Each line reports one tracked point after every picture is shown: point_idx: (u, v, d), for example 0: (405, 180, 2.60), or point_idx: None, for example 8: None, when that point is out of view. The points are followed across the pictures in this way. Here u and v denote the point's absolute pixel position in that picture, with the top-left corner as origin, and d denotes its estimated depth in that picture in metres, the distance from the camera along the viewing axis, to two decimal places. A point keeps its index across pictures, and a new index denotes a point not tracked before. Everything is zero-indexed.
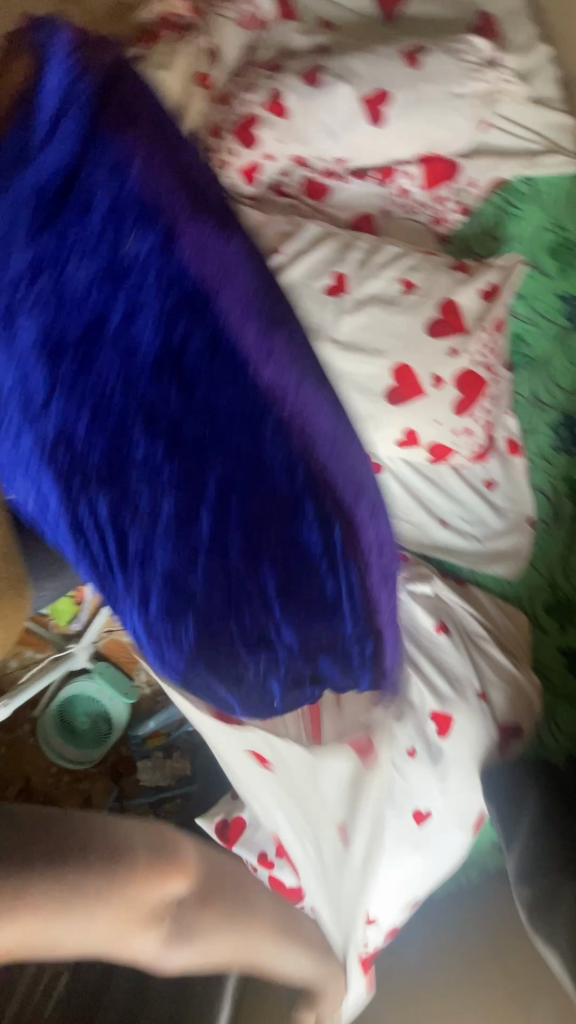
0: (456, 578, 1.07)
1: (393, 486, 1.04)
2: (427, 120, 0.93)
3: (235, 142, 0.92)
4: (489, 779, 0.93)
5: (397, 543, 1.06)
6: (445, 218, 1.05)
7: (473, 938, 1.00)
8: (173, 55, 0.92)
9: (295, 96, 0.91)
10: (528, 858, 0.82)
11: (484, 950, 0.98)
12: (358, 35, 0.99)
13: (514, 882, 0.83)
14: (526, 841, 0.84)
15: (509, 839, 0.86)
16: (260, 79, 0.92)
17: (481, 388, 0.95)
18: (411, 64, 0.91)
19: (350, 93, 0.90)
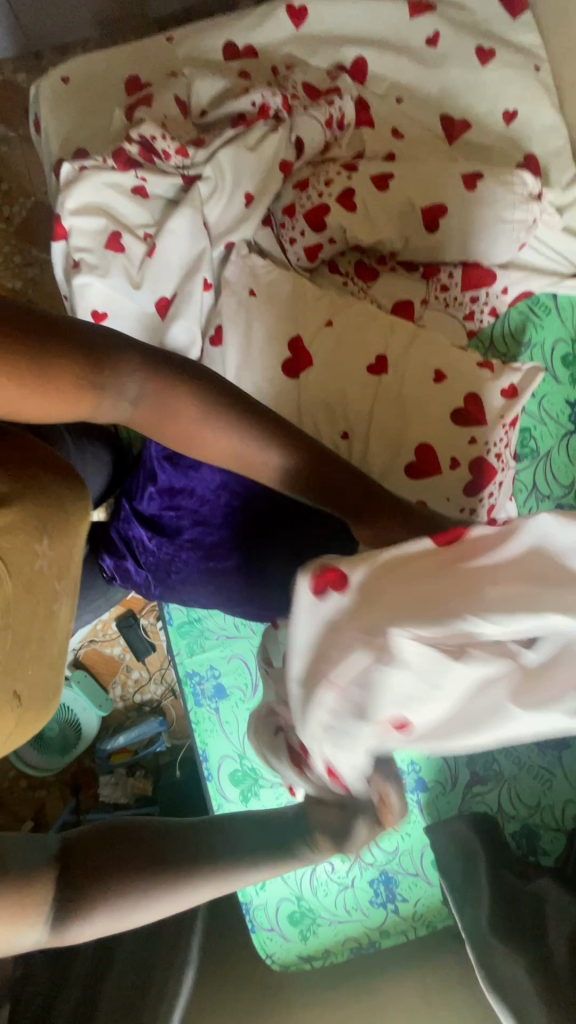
0: None
1: None
2: (475, 235, 1.05)
3: (305, 224, 1.04)
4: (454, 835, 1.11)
5: None
6: (477, 317, 1.16)
7: (411, 992, 1.06)
8: (262, 141, 1.03)
9: (364, 195, 1.02)
10: (497, 908, 0.98)
11: (419, 994, 1.05)
12: (425, 149, 1.12)
13: (486, 929, 0.96)
14: (494, 894, 1.01)
15: (480, 891, 1.03)
16: (336, 175, 1.03)
17: (492, 474, 1.04)
18: (468, 186, 1.03)
19: (413, 201, 1.02)
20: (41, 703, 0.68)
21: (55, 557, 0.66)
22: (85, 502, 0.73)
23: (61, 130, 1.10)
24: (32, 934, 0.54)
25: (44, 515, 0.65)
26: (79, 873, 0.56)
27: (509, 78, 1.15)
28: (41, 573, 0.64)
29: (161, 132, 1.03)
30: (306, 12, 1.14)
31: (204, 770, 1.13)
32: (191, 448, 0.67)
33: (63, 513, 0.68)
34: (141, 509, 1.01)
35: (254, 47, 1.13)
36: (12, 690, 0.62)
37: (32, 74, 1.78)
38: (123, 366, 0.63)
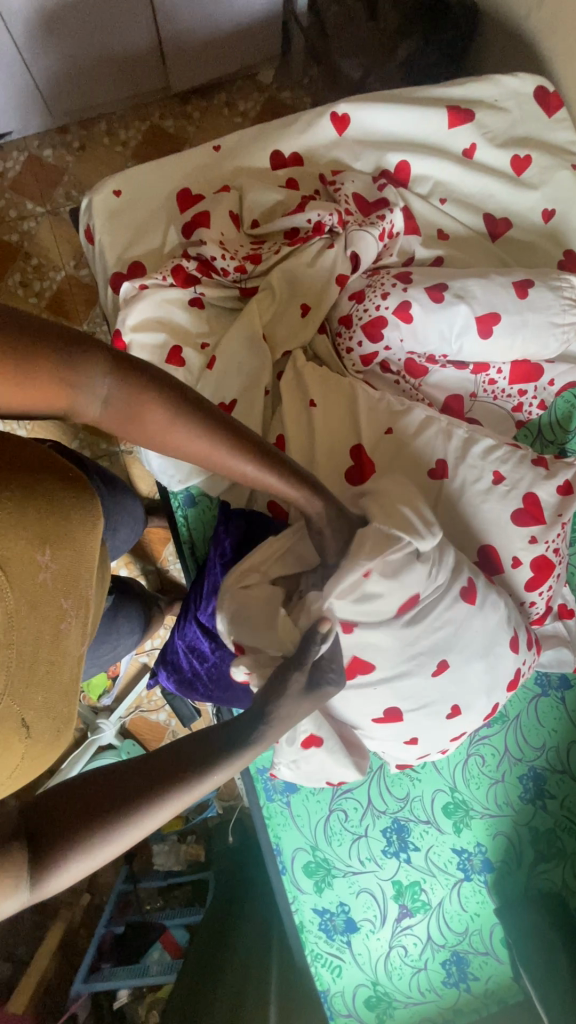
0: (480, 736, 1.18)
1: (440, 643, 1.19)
2: (527, 338, 1.09)
3: (363, 334, 1.07)
4: (529, 920, 1.12)
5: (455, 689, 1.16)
6: (526, 409, 1.19)
7: None
8: (319, 256, 1.06)
9: (421, 307, 1.05)
10: None
11: None
12: (471, 250, 1.16)
13: None
14: None
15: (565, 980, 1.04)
16: (392, 287, 1.06)
17: (549, 568, 1.08)
18: (520, 295, 1.07)
19: (468, 310, 1.05)
20: (48, 733, 0.60)
21: (59, 571, 0.59)
22: (94, 516, 0.64)
23: (116, 243, 1.13)
24: (9, 903, 0.55)
25: (47, 527, 0.58)
26: (49, 840, 0.57)
27: (548, 179, 1.19)
28: (46, 587, 0.57)
29: (221, 252, 1.07)
30: (349, 120, 1.17)
31: (278, 864, 1.19)
32: (153, 436, 0.69)
33: (70, 528, 0.60)
34: (204, 621, 1.08)
35: (300, 155, 1.17)
36: (20, 720, 0.55)
37: (58, 149, 1.80)
38: (94, 362, 0.61)
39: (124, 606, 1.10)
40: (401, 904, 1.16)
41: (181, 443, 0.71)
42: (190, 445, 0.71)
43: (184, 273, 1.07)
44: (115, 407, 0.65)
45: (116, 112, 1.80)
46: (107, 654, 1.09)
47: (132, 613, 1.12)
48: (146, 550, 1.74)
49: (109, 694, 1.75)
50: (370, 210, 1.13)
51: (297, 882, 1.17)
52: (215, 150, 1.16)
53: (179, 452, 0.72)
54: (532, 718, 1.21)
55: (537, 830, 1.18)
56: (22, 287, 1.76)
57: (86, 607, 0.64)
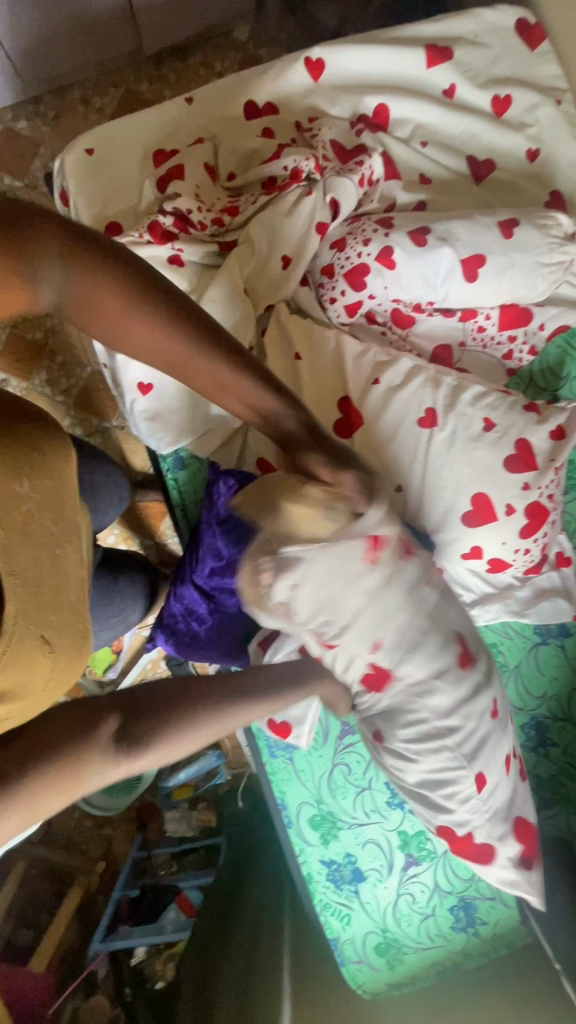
0: None
1: None
2: (514, 281, 1.06)
3: (346, 283, 1.04)
4: None
5: None
6: (516, 356, 1.17)
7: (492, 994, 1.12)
8: (297, 204, 1.04)
9: (403, 252, 1.02)
10: None
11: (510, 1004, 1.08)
12: (454, 194, 1.13)
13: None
14: None
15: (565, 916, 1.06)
16: (373, 233, 1.03)
17: (543, 514, 1.07)
18: (505, 235, 1.04)
19: (452, 253, 1.03)
20: (71, 644, 0.65)
21: (41, 499, 0.61)
22: (67, 445, 0.66)
23: (92, 205, 1.10)
24: (101, 777, 0.62)
25: (22, 458, 0.59)
26: (130, 726, 0.64)
27: (531, 116, 1.16)
28: (30, 515, 0.59)
29: (197, 205, 1.05)
30: (324, 65, 1.14)
31: (284, 818, 1.21)
32: (103, 324, 0.63)
33: (43, 454, 0.62)
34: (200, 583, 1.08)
35: (275, 103, 1.14)
36: (40, 635, 0.61)
37: (33, 120, 1.76)
38: (44, 230, 0.57)
39: (120, 571, 1.07)
40: (407, 854, 1.18)
41: (128, 339, 0.64)
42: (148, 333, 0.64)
43: (161, 229, 1.04)
44: (68, 302, 0.60)
45: (89, 78, 1.76)
46: (115, 617, 1.05)
47: (132, 577, 1.09)
48: (143, 524, 1.74)
49: (113, 668, 1.76)
50: (348, 158, 1.10)
51: (303, 835, 1.19)
52: (187, 104, 1.14)
53: (122, 344, 0.65)
54: (532, 668, 1.21)
55: (540, 777, 1.20)
56: None
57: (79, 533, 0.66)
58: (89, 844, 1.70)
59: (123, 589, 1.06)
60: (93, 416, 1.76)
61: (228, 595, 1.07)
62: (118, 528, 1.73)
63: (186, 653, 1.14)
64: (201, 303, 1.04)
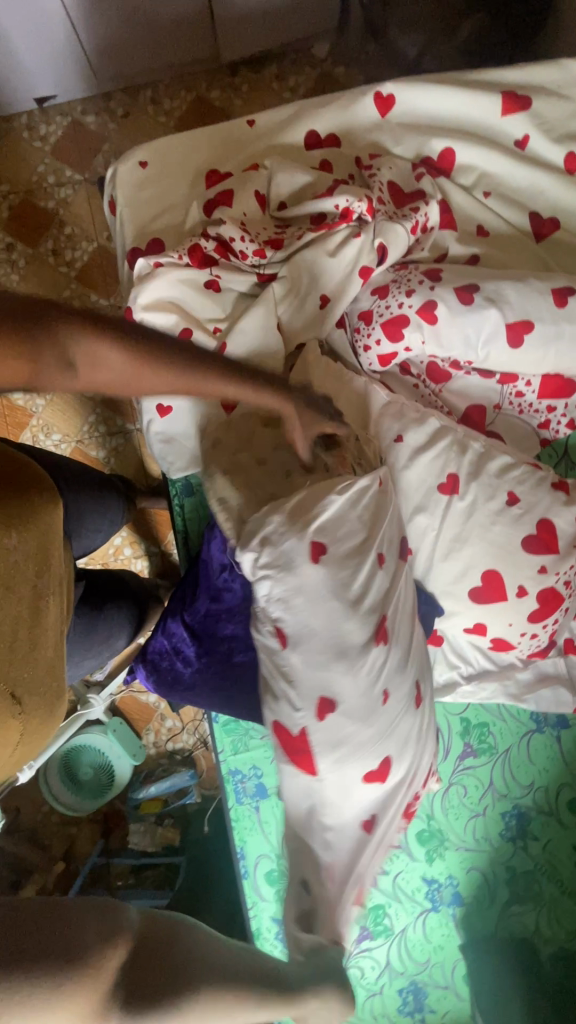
0: (456, 800, 1.14)
1: (441, 662, 1.14)
2: (561, 352, 1.00)
3: (382, 333, 0.99)
4: (489, 967, 1.07)
5: (444, 708, 1.16)
6: (552, 427, 1.11)
7: None
8: (343, 245, 1.00)
9: (447, 308, 0.97)
10: None
11: None
12: (511, 251, 1.08)
13: None
14: None
15: None
16: (418, 285, 0.99)
17: (557, 601, 1.01)
18: (558, 303, 0.99)
19: (498, 316, 0.97)
20: (44, 714, 0.71)
21: (27, 552, 0.66)
22: (58, 505, 0.73)
23: (136, 217, 1.08)
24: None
25: (16, 513, 0.66)
26: (147, 973, 0.55)
27: None
28: (20, 564, 0.65)
29: (240, 234, 1.01)
30: (394, 101, 1.10)
31: (240, 868, 1.14)
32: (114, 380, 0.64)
33: (35, 513, 0.68)
34: (189, 620, 1.07)
35: (337, 136, 1.10)
36: (11, 695, 0.64)
37: (101, 116, 1.77)
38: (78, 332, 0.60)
39: (105, 598, 1.05)
40: (362, 926, 1.13)
41: (119, 382, 0.65)
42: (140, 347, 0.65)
43: (200, 254, 1.02)
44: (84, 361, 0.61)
45: (163, 80, 1.76)
46: (99, 645, 1.03)
47: (116, 605, 1.07)
48: (151, 531, 1.73)
49: (101, 669, 1.76)
50: (403, 202, 1.06)
51: (258, 889, 1.13)
52: (248, 126, 1.11)
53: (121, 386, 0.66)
54: (522, 756, 1.14)
55: (515, 871, 1.13)
56: (53, 255, 1.76)
57: (61, 586, 0.73)
58: (52, 840, 1.72)
59: (106, 619, 1.04)
60: (117, 416, 1.76)
61: (216, 636, 1.06)
62: (126, 531, 1.72)
63: (167, 692, 1.10)
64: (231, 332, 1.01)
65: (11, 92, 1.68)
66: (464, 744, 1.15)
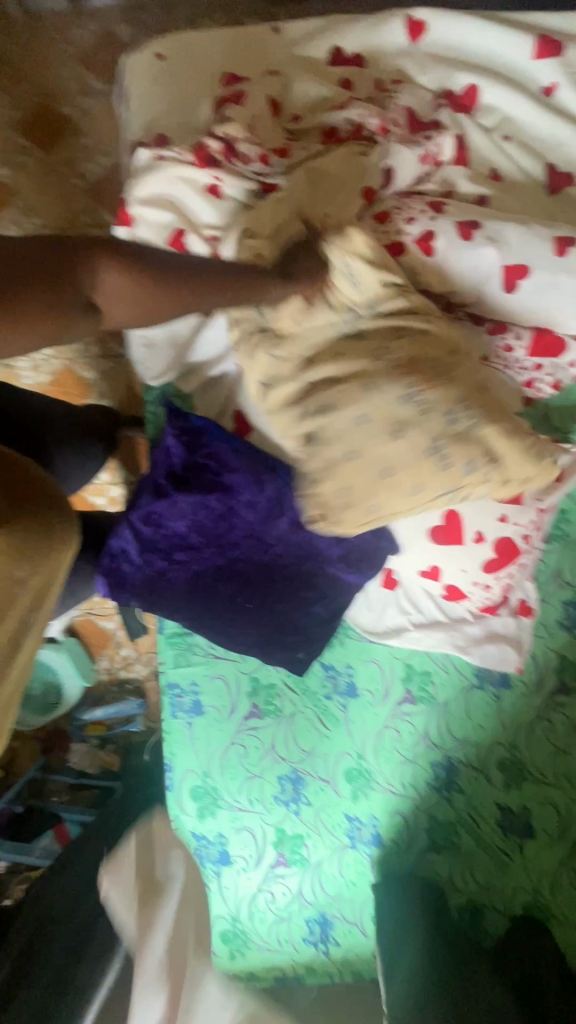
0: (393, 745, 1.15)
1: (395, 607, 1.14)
2: (554, 305, 0.99)
3: (376, 259, 0.96)
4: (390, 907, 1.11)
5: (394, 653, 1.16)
6: (537, 387, 1.09)
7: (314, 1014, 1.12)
8: (350, 162, 0.98)
9: (446, 240, 0.96)
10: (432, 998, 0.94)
11: None
12: (521, 198, 1.05)
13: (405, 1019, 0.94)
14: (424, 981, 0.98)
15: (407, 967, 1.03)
16: (419, 214, 0.97)
17: (513, 553, 1.03)
18: (557, 253, 0.97)
19: (495, 257, 0.96)
20: None
21: (32, 586, 0.75)
22: (69, 542, 0.82)
23: (145, 112, 1.06)
24: None
25: (30, 546, 0.74)
26: None
27: None
28: (15, 597, 0.72)
29: (247, 137, 0.98)
30: (425, 29, 1.07)
31: (167, 780, 1.16)
32: (68, 315, 0.65)
33: (47, 549, 0.77)
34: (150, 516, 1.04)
35: (362, 56, 1.07)
36: None
37: (134, 27, 1.72)
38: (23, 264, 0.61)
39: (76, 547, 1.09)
40: (279, 853, 1.15)
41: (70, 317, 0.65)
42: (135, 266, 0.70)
43: (205, 154, 0.99)
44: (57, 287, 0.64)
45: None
46: (69, 592, 1.09)
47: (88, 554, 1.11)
48: (130, 457, 1.71)
49: None
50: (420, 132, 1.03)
51: (181, 803, 1.15)
52: (272, 32, 1.07)
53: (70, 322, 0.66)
54: (459, 711, 1.15)
55: (436, 822, 1.15)
56: (67, 166, 1.72)
57: (46, 619, 0.80)
58: None
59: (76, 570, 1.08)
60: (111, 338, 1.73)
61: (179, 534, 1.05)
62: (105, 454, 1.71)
63: (118, 597, 1.07)
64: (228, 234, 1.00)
65: None
66: (404, 691, 1.16)
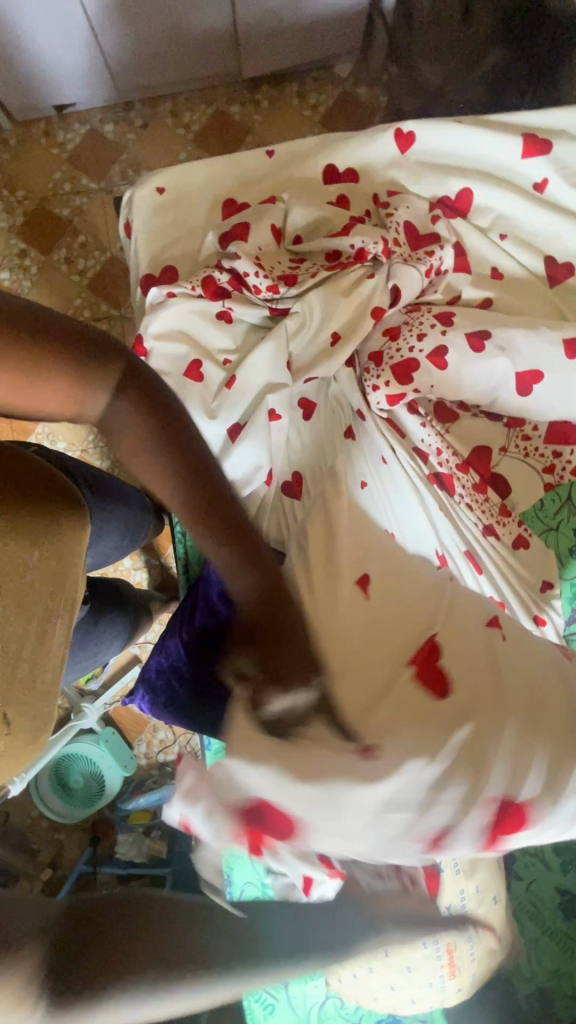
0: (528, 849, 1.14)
1: None
2: (569, 404, 1.00)
3: (392, 375, 0.99)
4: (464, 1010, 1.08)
5: None
6: (557, 472, 1.12)
7: None
8: (357, 285, 1.01)
9: (457, 355, 0.98)
10: None
11: None
12: (524, 295, 1.07)
13: None
14: None
15: None
16: (430, 329, 0.99)
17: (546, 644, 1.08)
18: (569, 355, 0.98)
19: (508, 366, 0.98)
20: (20, 746, 0.66)
21: (46, 572, 0.64)
22: (82, 523, 0.68)
23: (152, 244, 1.08)
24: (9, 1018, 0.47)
25: (39, 530, 0.62)
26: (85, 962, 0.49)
27: None
28: (34, 588, 0.63)
29: (255, 268, 1.01)
30: (414, 138, 1.09)
31: None
32: (154, 476, 0.66)
33: (61, 534, 0.65)
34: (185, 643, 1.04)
35: (356, 170, 1.10)
36: (1, 718, 0.62)
37: (120, 125, 1.77)
38: (111, 378, 0.60)
39: (103, 613, 1.05)
40: None
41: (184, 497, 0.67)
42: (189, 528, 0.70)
43: (214, 286, 1.03)
44: (133, 443, 0.64)
45: (184, 92, 1.75)
46: (87, 660, 1.04)
47: (113, 622, 1.07)
48: (151, 544, 1.73)
49: (97, 678, 1.77)
50: (419, 245, 1.06)
51: None
52: (266, 155, 1.10)
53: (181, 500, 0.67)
54: None
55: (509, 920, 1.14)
56: (66, 263, 1.76)
57: (72, 608, 0.70)
58: (40, 846, 1.74)
59: (100, 634, 1.04)
60: None
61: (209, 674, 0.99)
62: None
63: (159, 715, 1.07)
64: (245, 356, 1.04)
65: (30, 98, 1.67)
66: None
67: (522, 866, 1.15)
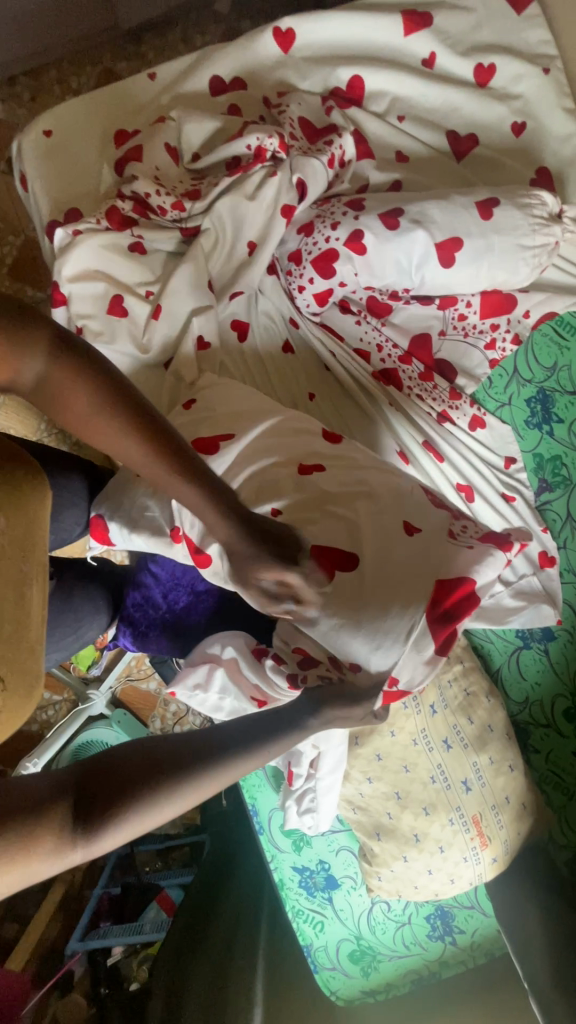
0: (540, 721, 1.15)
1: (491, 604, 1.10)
2: (494, 266, 1.00)
3: (314, 272, 0.98)
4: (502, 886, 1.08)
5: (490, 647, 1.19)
6: (498, 345, 1.11)
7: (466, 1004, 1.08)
8: (262, 186, 0.98)
9: (374, 236, 0.96)
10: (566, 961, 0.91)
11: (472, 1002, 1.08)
12: (433, 172, 1.06)
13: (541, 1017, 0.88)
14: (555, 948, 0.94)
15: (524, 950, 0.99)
16: (343, 216, 0.98)
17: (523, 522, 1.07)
18: (484, 215, 0.98)
19: (427, 237, 0.96)
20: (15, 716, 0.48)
21: (15, 529, 0.49)
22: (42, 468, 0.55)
23: (50, 187, 1.05)
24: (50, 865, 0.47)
25: None
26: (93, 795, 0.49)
27: (519, 78, 1.07)
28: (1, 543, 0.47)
29: (156, 188, 0.99)
30: (294, 35, 1.08)
31: (256, 823, 1.20)
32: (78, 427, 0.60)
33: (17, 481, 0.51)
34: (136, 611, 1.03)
35: (242, 78, 1.08)
36: None
37: None
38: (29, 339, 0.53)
39: (77, 589, 0.94)
40: None
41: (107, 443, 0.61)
42: (160, 487, 0.64)
43: (119, 215, 1.00)
44: (47, 394, 0.56)
45: (65, 57, 1.69)
46: (67, 637, 0.92)
47: (89, 594, 0.96)
48: None
49: (98, 664, 1.69)
50: (318, 138, 1.04)
51: (275, 841, 1.18)
52: (149, 80, 1.08)
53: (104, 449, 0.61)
54: (513, 672, 1.17)
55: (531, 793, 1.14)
56: None
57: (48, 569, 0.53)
58: None
59: (78, 610, 0.93)
60: None
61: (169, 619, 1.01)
62: None
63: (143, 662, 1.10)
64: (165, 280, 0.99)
65: None
66: None
67: (536, 738, 1.15)
